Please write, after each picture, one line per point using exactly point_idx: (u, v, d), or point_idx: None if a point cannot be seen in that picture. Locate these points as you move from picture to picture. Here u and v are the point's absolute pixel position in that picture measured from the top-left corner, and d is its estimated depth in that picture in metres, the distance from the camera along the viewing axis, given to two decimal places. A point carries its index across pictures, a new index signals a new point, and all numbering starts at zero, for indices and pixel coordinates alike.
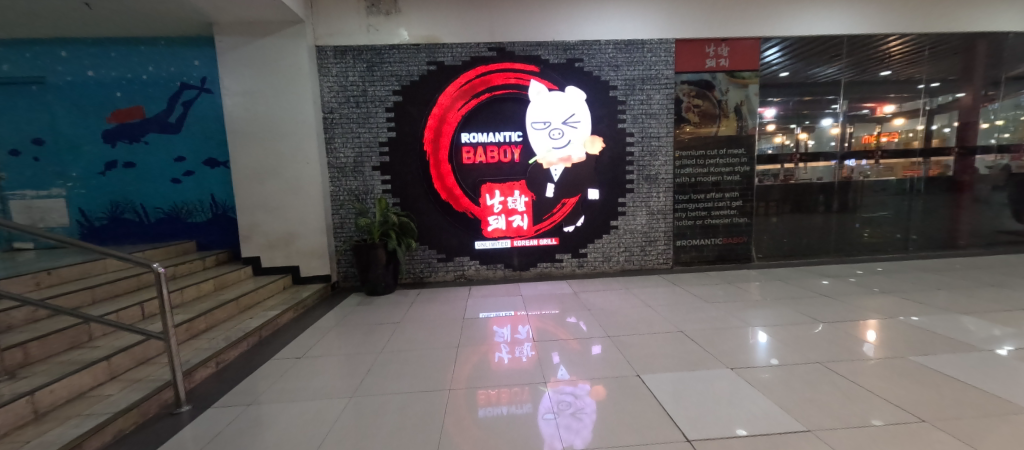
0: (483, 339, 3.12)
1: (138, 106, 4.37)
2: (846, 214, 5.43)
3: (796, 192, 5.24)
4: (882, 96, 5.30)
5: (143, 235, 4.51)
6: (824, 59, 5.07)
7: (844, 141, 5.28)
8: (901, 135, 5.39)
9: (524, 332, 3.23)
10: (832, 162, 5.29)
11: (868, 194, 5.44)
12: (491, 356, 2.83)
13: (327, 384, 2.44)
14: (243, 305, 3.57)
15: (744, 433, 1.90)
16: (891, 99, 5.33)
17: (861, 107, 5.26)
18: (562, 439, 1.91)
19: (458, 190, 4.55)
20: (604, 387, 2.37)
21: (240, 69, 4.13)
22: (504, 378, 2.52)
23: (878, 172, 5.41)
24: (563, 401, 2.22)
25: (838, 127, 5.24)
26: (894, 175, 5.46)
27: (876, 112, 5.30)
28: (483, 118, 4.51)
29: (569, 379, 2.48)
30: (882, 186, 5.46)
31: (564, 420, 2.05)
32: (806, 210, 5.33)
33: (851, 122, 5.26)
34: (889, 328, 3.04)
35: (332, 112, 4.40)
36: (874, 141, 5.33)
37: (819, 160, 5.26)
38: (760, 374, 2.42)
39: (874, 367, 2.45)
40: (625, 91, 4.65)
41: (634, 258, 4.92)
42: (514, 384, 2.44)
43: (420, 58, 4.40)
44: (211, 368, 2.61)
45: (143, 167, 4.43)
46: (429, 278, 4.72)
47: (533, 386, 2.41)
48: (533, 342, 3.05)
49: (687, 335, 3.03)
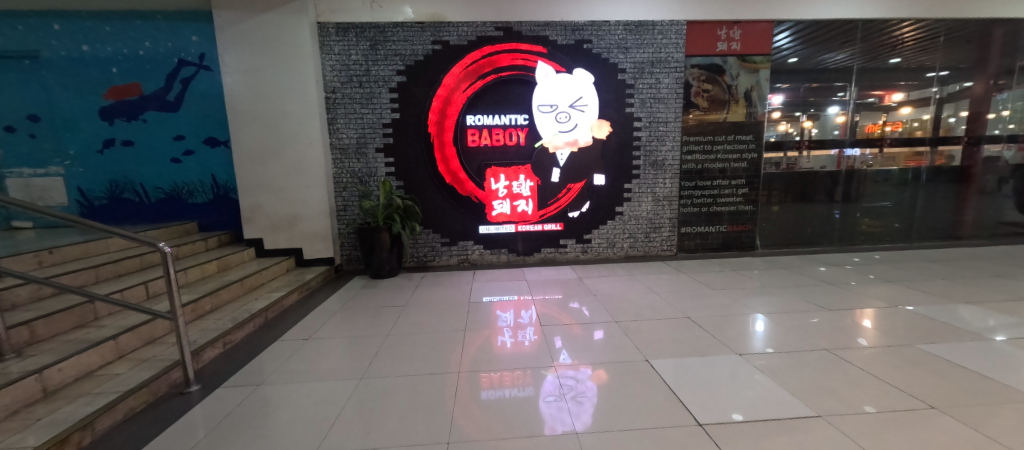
0: (486, 323, 3.12)
1: (135, 82, 4.26)
2: (849, 203, 5.43)
3: (799, 181, 5.21)
4: (890, 84, 5.22)
5: (144, 214, 4.45)
6: (835, 45, 4.99)
7: (850, 129, 5.22)
8: (905, 124, 5.32)
9: (526, 317, 3.24)
10: (836, 150, 5.24)
11: (870, 184, 5.42)
12: (495, 340, 2.83)
13: (335, 365, 2.43)
14: (247, 286, 3.56)
15: (740, 418, 1.91)
16: (900, 87, 5.25)
17: (868, 96, 5.19)
18: (563, 421, 1.92)
19: (463, 174, 4.50)
20: (607, 371, 2.38)
21: (239, 45, 4.00)
22: (508, 361, 2.52)
23: (881, 162, 5.37)
24: (565, 385, 2.23)
25: (843, 115, 5.18)
26: (896, 165, 5.42)
27: (884, 101, 5.23)
28: (489, 100, 4.43)
29: (571, 363, 2.49)
30: (885, 176, 5.43)
31: (565, 403, 2.06)
32: (810, 199, 5.32)
33: (857, 110, 5.19)
34: (891, 316, 3.05)
35: (335, 92, 4.30)
36: (878, 130, 5.27)
37: (824, 149, 5.21)
38: (768, 361, 2.41)
39: (880, 354, 2.45)
40: (634, 74, 4.55)
41: (638, 244, 4.90)
42: (517, 367, 2.44)
43: (425, 36, 4.28)
44: (218, 349, 2.60)
45: (142, 145, 4.35)
46: (433, 262, 4.70)
47: (535, 370, 2.41)
48: (536, 327, 3.05)
49: (692, 321, 3.02)
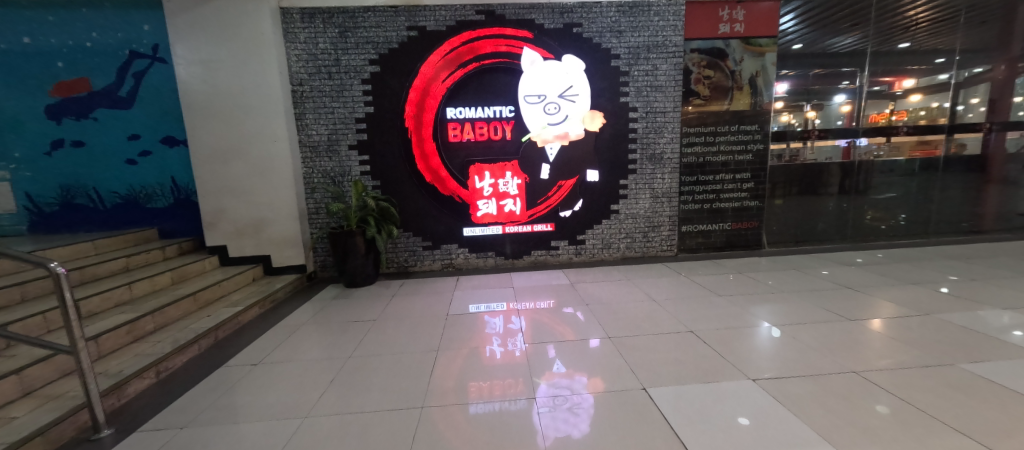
0: (472, 331, 2.88)
1: (83, 77, 3.89)
2: (859, 196, 5.09)
3: (802, 172, 4.85)
4: (901, 69, 4.84)
5: (100, 222, 4.09)
6: (843, 28, 4.67)
7: (857, 118, 4.85)
8: (912, 113, 4.94)
9: (517, 322, 3.02)
10: (841, 141, 4.88)
11: (877, 174, 5.07)
12: (483, 349, 2.62)
13: (279, 400, 2.08)
14: (202, 300, 3.21)
15: (745, 422, 1.80)
16: (912, 71, 4.87)
17: (876, 83, 4.83)
18: (558, 429, 1.80)
19: (444, 172, 4.15)
20: (604, 380, 2.19)
21: (194, 33, 3.65)
22: (497, 371, 2.33)
23: (888, 152, 5.01)
24: (559, 396, 2.05)
25: (848, 104, 4.81)
26: (902, 155, 5.05)
27: (893, 87, 4.85)
28: (471, 91, 4.06)
29: (565, 371, 2.29)
30: (891, 166, 5.06)
31: (560, 414, 1.90)
32: (814, 192, 4.96)
33: (866, 98, 4.82)
34: (920, 325, 2.69)
35: (302, 84, 3.94)
36: (884, 119, 4.90)
37: (828, 139, 4.85)
38: (787, 387, 2.05)
39: (915, 376, 2.10)
40: (629, 60, 4.18)
41: (636, 245, 4.55)
42: (508, 376, 2.27)
43: (399, 22, 3.91)
44: (150, 379, 2.26)
45: (94, 146, 3.99)
46: (414, 268, 4.36)
47: (528, 379, 2.24)
48: (527, 333, 2.83)
49: (695, 336, 2.66)
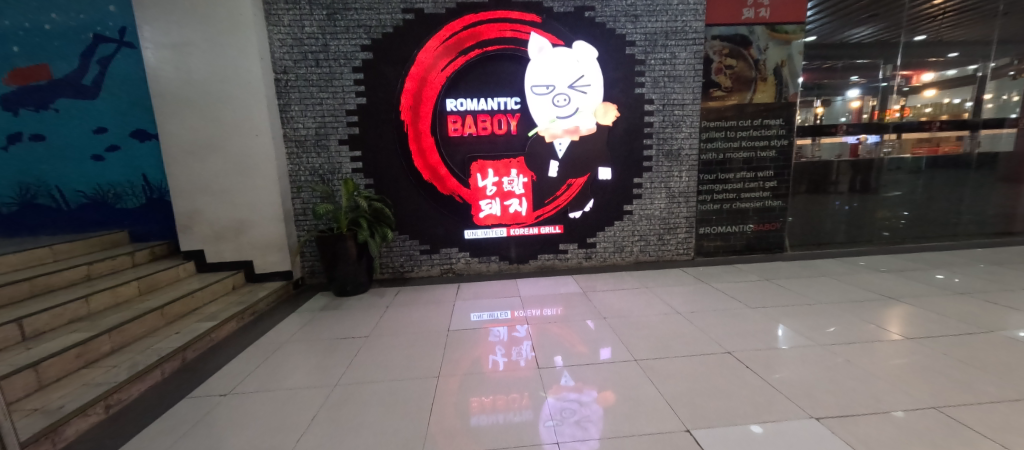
0: (476, 340, 2.63)
1: (42, 64, 3.50)
2: (869, 195, 4.81)
3: (814, 169, 4.51)
4: (921, 62, 4.55)
5: (63, 225, 3.69)
6: (861, 19, 4.35)
7: (865, 115, 4.55)
8: (919, 109, 4.61)
9: (522, 331, 2.74)
10: (847, 137, 4.56)
11: (885, 172, 4.78)
12: (485, 360, 2.36)
13: (248, 444, 1.73)
14: (173, 313, 2.86)
15: (759, 431, 1.71)
16: (932, 64, 4.57)
17: (895, 76, 4.53)
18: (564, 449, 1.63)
19: (444, 169, 3.80)
20: (616, 392, 2.00)
21: (163, 15, 3.27)
22: (502, 384, 2.10)
23: (896, 149, 4.70)
24: (566, 409, 1.86)
25: (859, 100, 4.49)
26: (906, 152, 4.73)
27: (912, 81, 4.56)
28: (473, 81, 3.71)
29: (574, 385, 2.06)
30: (898, 164, 4.77)
31: (567, 430, 1.73)
32: (824, 190, 4.61)
33: (880, 92, 4.53)
34: (985, 345, 2.38)
35: (286, 71, 3.58)
36: (893, 115, 4.59)
37: (837, 136, 4.49)
38: (856, 425, 1.73)
39: (1005, 413, 1.78)
40: (645, 47, 3.84)
41: (649, 248, 4.23)
42: (511, 390, 2.04)
43: (394, 3, 3.55)
44: (97, 416, 1.91)
45: (56, 139, 3.59)
46: (410, 273, 4.02)
47: (533, 392, 2.02)
48: (534, 342, 2.57)
49: (732, 357, 2.34)
